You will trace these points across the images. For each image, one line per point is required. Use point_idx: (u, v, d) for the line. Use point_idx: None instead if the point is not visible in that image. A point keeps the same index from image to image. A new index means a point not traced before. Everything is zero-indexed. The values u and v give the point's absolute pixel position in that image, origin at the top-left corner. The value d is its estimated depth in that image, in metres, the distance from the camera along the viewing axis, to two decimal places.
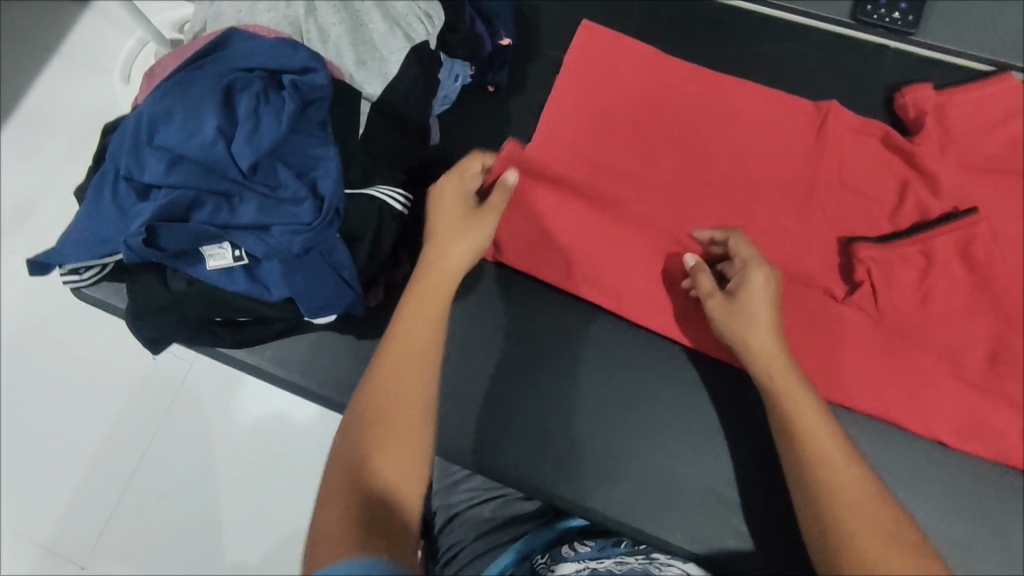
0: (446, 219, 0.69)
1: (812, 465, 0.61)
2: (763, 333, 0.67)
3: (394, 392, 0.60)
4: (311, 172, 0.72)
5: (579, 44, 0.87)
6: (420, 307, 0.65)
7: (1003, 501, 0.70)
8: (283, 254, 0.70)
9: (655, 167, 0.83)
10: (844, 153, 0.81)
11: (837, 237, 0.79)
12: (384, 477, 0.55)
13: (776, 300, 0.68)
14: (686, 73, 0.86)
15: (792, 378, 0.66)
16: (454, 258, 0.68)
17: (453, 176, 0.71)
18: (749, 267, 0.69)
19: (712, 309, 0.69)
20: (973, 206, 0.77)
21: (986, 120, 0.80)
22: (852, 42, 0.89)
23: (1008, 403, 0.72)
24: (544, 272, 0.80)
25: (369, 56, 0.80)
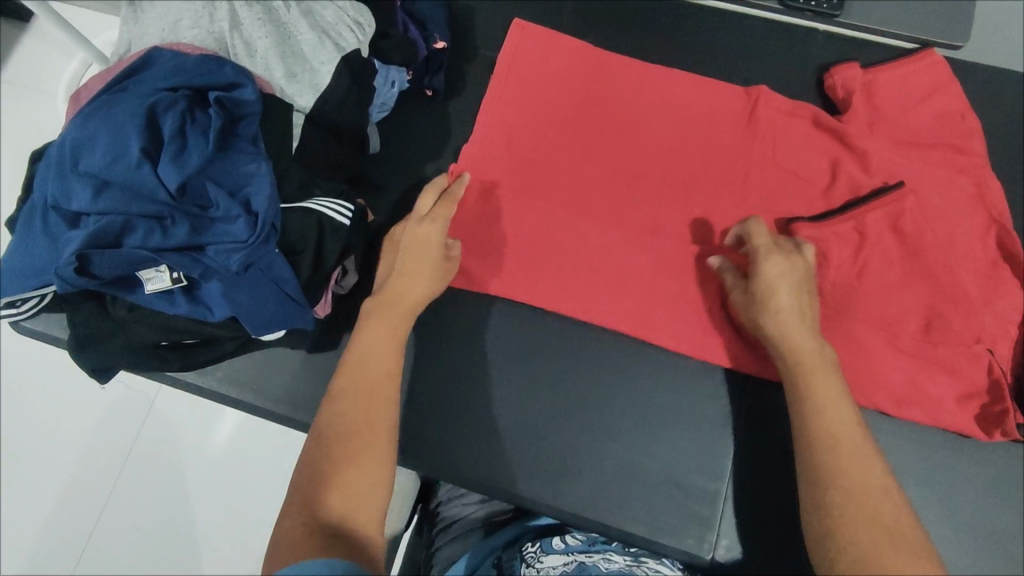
0: (415, 262, 0.71)
1: (813, 460, 0.61)
2: (768, 316, 0.68)
3: (356, 423, 0.59)
4: (244, 189, 0.71)
5: (513, 43, 0.88)
6: (380, 340, 0.66)
7: (935, 464, 0.75)
8: (223, 273, 0.70)
9: (595, 161, 0.83)
10: (777, 137, 0.83)
11: (776, 219, 0.80)
12: (352, 495, 0.55)
13: (790, 276, 0.69)
14: (622, 66, 0.87)
15: (820, 370, 0.65)
16: (416, 295, 0.70)
17: (425, 221, 0.72)
18: (762, 256, 0.70)
19: (735, 303, 0.73)
20: (900, 180, 0.79)
21: (907, 97, 0.82)
22: (782, 27, 0.90)
23: (944, 370, 0.74)
24: (490, 272, 0.80)
25: (299, 67, 0.79)
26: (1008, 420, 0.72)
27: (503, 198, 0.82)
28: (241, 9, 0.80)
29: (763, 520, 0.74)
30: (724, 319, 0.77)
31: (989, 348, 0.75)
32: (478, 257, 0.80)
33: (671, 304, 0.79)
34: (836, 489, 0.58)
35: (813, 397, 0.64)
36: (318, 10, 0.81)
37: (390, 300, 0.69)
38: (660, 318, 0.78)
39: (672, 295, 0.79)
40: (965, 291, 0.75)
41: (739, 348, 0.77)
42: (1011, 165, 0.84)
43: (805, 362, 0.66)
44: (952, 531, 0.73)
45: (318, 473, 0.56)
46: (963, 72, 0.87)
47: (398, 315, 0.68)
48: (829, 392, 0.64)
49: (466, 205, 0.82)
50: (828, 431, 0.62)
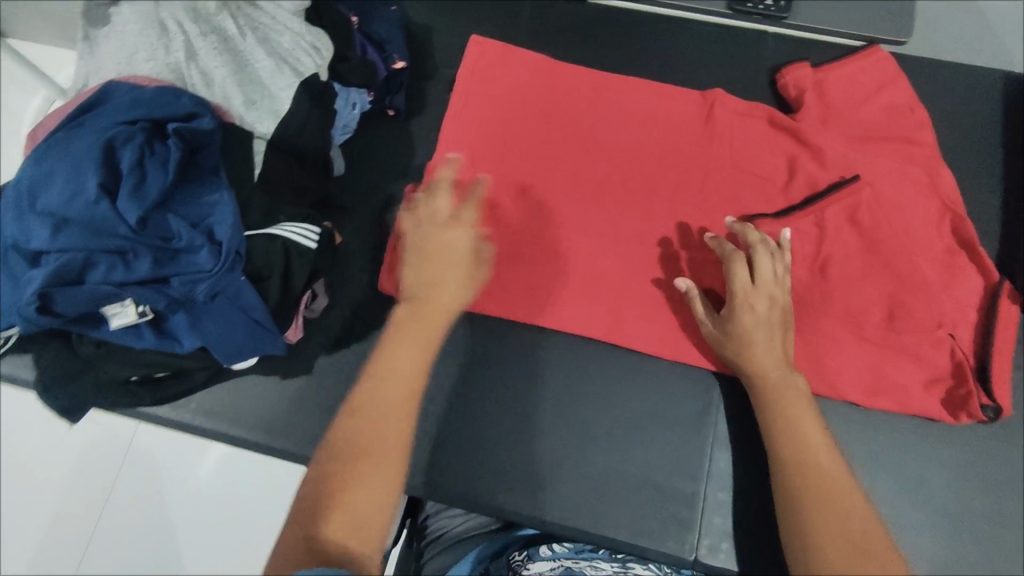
0: (443, 268, 0.65)
1: (794, 486, 0.64)
2: (742, 355, 0.71)
3: (370, 444, 0.59)
4: (207, 219, 0.70)
5: (471, 59, 0.89)
6: (403, 357, 0.63)
7: (905, 449, 0.76)
8: (188, 303, 0.70)
9: (559, 170, 0.84)
10: (735, 138, 0.85)
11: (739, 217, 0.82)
12: (349, 514, 0.55)
13: (766, 315, 0.71)
14: (580, 76, 0.88)
15: (792, 399, 0.69)
16: (449, 298, 0.65)
17: (454, 219, 0.67)
18: (739, 301, 0.71)
19: (705, 335, 0.74)
20: (855, 175, 0.81)
21: (857, 93, 0.85)
22: (733, 31, 0.93)
23: (909, 356, 0.76)
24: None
25: (258, 94, 0.79)
26: (971, 402, 0.74)
27: None
28: (195, 38, 0.79)
29: (744, 519, 0.74)
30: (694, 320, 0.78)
31: (950, 333, 0.76)
32: None
33: (641, 308, 0.79)
34: (813, 516, 0.61)
35: (785, 424, 0.68)
36: (275, 37, 0.81)
37: (423, 307, 0.65)
38: (632, 323, 0.79)
39: (641, 299, 0.79)
40: (924, 278, 0.77)
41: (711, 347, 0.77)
42: (960, 153, 0.87)
43: (777, 397, 0.69)
44: (928, 515, 0.74)
45: (320, 490, 0.57)
46: (909, 65, 0.90)
47: (424, 329, 0.64)
48: (802, 418, 0.68)
49: None
50: (798, 450, 0.66)
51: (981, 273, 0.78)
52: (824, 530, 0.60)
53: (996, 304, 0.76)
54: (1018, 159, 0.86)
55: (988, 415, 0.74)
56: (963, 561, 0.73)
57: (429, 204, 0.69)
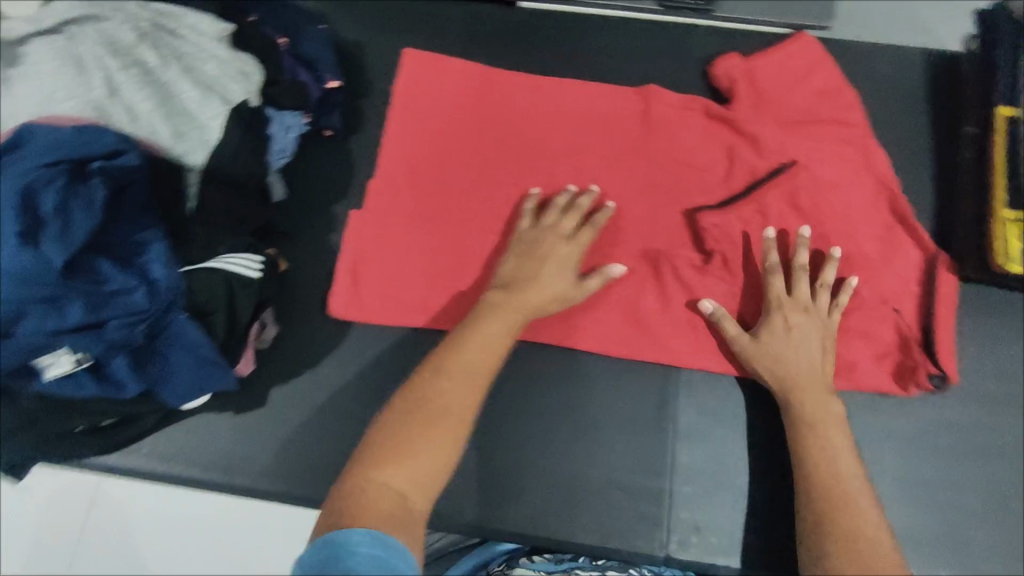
0: (549, 275, 0.74)
1: (810, 490, 0.66)
2: (774, 371, 0.72)
3: (445, 408, 0.64)
4: (139, 259, 0.68)
5: (407, 73, 0.88)
6: (491, 342, 0.70)
7: (860, 425, 0.78)
8: (127, 346, 0.67)
9: (502, 177, 0.84)
10: (672, 131, 0.85)
11: (683, 210, 0.82)
12: (414, 461, 0.59)
13: (803, 337, 0.72)
14: (514, 82, 0.88)
15: (826, 420, 0.69)
16: (543, 300, 0.73)
17: (568, 241, 0.76)
18: (776, 316, 0.73)
19: (738, 352, 0.74)
20: (790, 159, 0.82)
21: (788, 78, 0.86)
22: (663, 25, 0.94)
23: (856, 334, 0.78)
24: (412, 300, 0.81)
25: (186, 125, 0.76)
26: (918, 372, 0.76)
27: (415, 231, 0.82)
28: (116, 73, 0.75)
29: (713, 510, 0.75)
30: (646, 316, 0.79)
31: (894, 307, 0.79)
32: (401, 294, 0.81)
33: (594, 309, 0.79)
34: (829, 522, 0.63)
35: (818, 442, 0.68)
36: (199, 65, 0.79)
37: (518, 304, 0.72)
38: (587, 324, 0.78)
39: (593, 303, 0.79)
40: (865, 255, 0.80)
41: (665, 342, 0.78)
42: (889, 128, 0.89)
43: (811, 419, 0.70)
44: (888, 488, 0.77)
45: (393, 436, 0.60)
46: (833, 47, 0.92)
47: (506, 323, 0.71)
48: (833, 434, 0.69)
49: (379, 242, 0.82)
50: (827, 478, 0.66)
51: (918, 245, 0.81)
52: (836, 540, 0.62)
53: (936, 274, 0.79)
54: (943, 130, 0.89)
55: (935, 384, 0.77)
56: (922, 527, 0.76)
57: (551, 220, 0.78)
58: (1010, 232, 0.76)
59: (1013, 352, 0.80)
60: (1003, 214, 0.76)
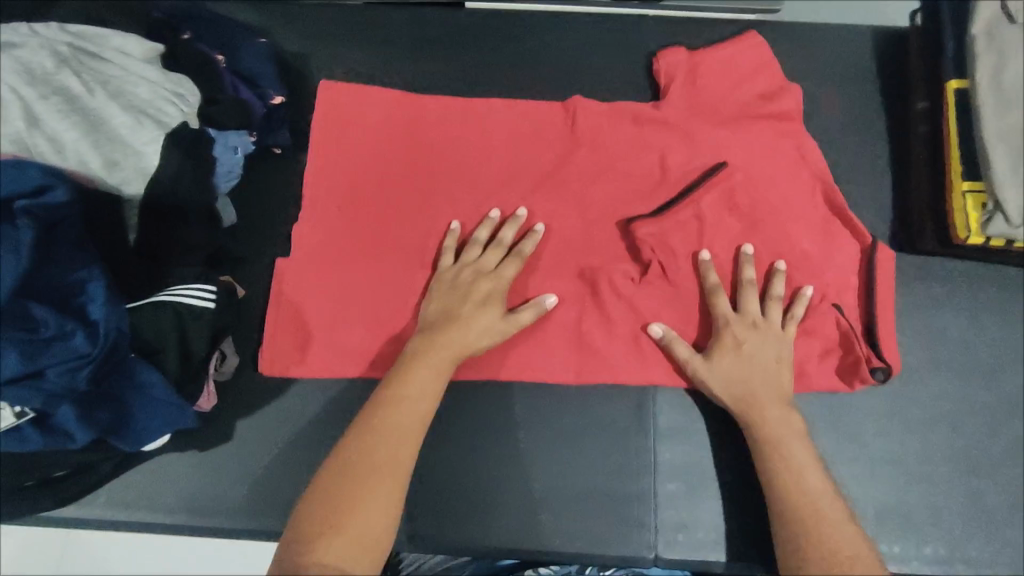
0: (474, 312, 0.73)
1: (783, 512, 0.65)
2: (728, 392, 0.72)
3: (373, 467, 0.61)
4: (76, 300, 0.64)
5: (323, 101, 0.85)
6: (418, 389, 0.68)
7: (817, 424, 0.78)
8: (69, 394, 0.62)
9: (435, 204, 0.81)
10: (628, 124, 0.84)
11: (616, 221, 0.81)
12: (346, 534, 0.57)
13: (754, 352, 0.72)
14: (441, 103, 0.85)
15: (788, 441, 0.69)
16: (471, 340, 0.72)
17: (492, 275, 0.75)
18: (724, 335, 0.73)
19: (692, 374, 0.73)
20: (722, 160, 0.82)
21: (741, 63, 0.85)
22: (612, 18, 0.94)
23: (800, 332, 0.77)
24: (350, 345, 0.78)
25: (121, 153, 0.72)
26: (860, 369, 0.76)
27: (348, 265, 0.79)
28: (34, 101, 0.68)
29: (699, 506, 0.75)
30: (587, 334, 0.77)
31: (834, 302, 0.78)
32: (348, 327, 0.78)
33: (556, 314, 0.78)
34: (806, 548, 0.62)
35: (783, 466, 0.68)
36: (129, 89, 0.74)
37: (444, 347, 0.71)
38: (530, 355, 0.77)
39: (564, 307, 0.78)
40: (803, 253, 0.79)
41: (613, 359, 0.77)
42: (842, 107, 0.89)
43: (773, 438, 0.69)
44: (871, 468, 0.77)
45: (319, 508, 0.58)
46: (783, 29, 0.92)
47: (433, 368, 0.69)
48: (795, 451, 0.68)
49: (319, 276, 0.79)
50: (799, 503, 0.65)
51: (855, 237, 0.80)
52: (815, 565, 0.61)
53: (873, 263, 0.78)
54: (896, 106, 0.90)
55: (878, 378, 0.76)
56: (899, 505, 0.76)
57: (472, 256, 0.77)
58: (968, 204, 0.75)
59: (974, 323, 0.81)
60: (960, 184, 0.76)
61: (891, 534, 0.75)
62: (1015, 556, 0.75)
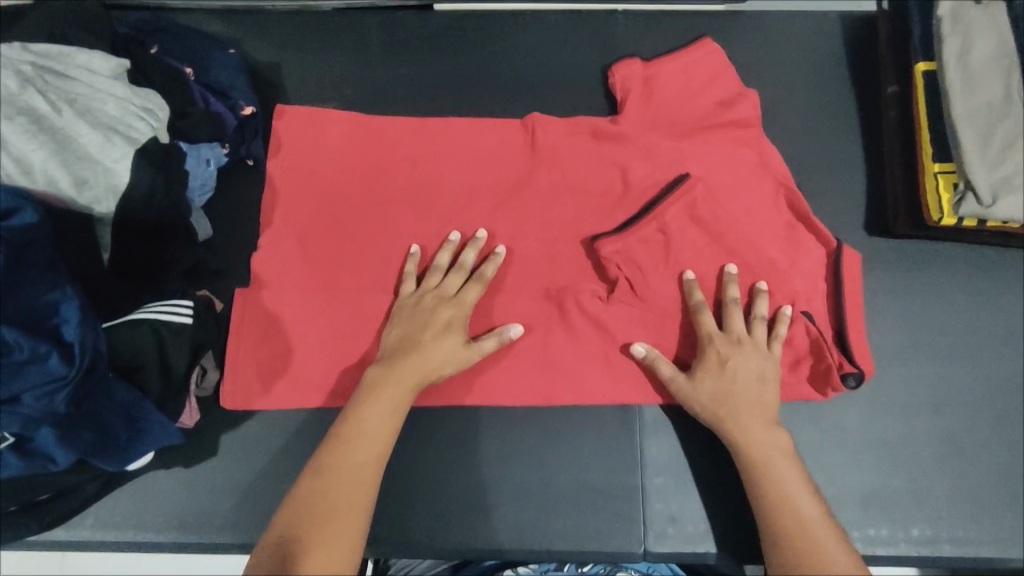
0: (435, 339, 0.72)
1: (773, 533, 0.65)
2: (711, 410, 0.71)
3: (331, 506, 0.62)
4: (49, 322, 0.63)
5: (278, 133, 0.86)
6: (377, 423, 0.68)
7: (791, 428, 0.78)
8: (48, 417, 0.61)
9: (400, 227, 0.82)
10: (601, 122, 0.85)
11: (581, 240, 0.81)
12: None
13: (736, 373, 0.72)
14: (397, 128, 0.86)
15: (765, 455, 0.69)
16: (436, 367, 0.72)
17: (453, 301, 0.75)
18: (707, 353, 0.73)
19: (676, 393, 0.73)
20: (684, 172, 0.82)
21: (705, 60, 0.87)
22: (583, 14, 0.94)
23: None
24: (312, 376, 0.77)
25: (89, 170, 0.70)
26: (831, 376, 0.75)
27: (317, 293, 0.79)
28: None
29: (687, 498, 0.76)
30: (554, 353, 0.78)
31: (804, 310, 0.78)
32: (318, 354, 0.78)
33: (534, 318, 0.78)
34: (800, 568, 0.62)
35: (772, 482, 0.68)
36: (98, 106, 0.73)
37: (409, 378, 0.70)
38: (500, 376, 0.77)
39: (543, 308, 0.79)
40: (770, 262, 0.79)
41: (581, 376, 0.77)
42: (814, 94, 0.90)
43: (757, 459, 0.69)
44: (855, 453, 0.78)
45: (278, 551, 0.59)
46: (751, 21, 0.93)
47: (392, 399, 0.69)
48: (782, 470, 0.68)
49: (291, 304, 0.79)
50: (785, 518, 0.65)
51: (821, 242, 0.80)
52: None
53: (839, 266, 0.79)
54: (866, 91, 0.90)
55: (850, 385, 0.74)
56: (882, 488, 0.77)
57: (433, 282, 0.77)
58: (939, 184, 0.76)
59: (949, 302, 0.82)
60: (931, 166, 0.77)
61: (876, 517, 0.76)
62: (998, 535, 0.76)
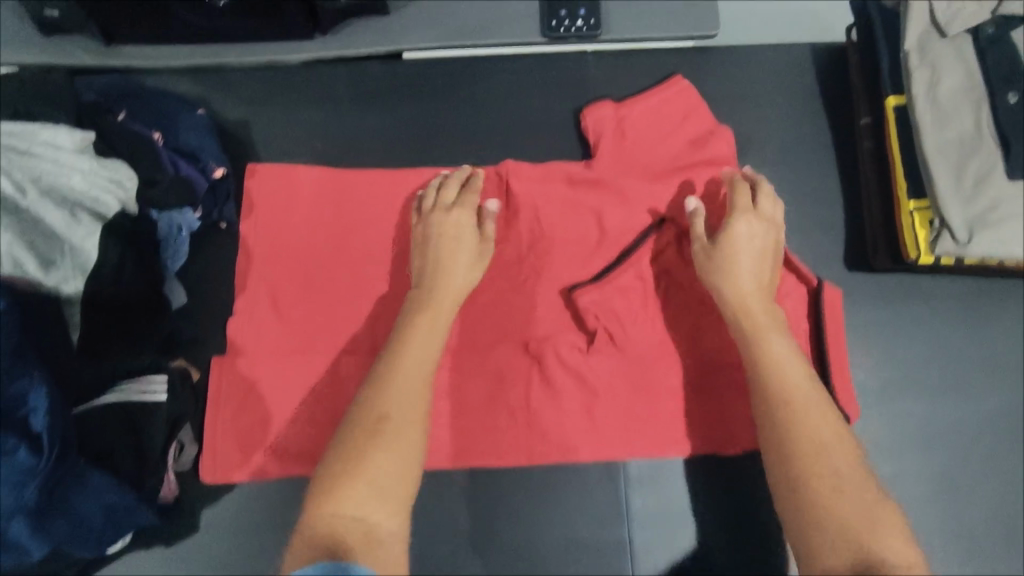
0: (457, 241, 0.76)
1: (766, 394, 0.64)
2: (732, 272, 0.72)
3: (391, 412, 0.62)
4: (15, 412, 0.61)
5: (251, 193, 0.85)
6: (424, 339, 0.69)
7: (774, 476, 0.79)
8: (20, 509, 0.60)
9: (377, 286, 0.82)
10: (574, 171, 0.85)
11: (560, 290, 0.81)
12: (377, 478, 0.58)
13: (757, 239, 0.74)
14: (367, 183, 0.85)
15: (765, 323, 0.69)
16: (458, 280, 0.75)
17: (464, 207, 0.78)
18: (738, 219, 0.74)
19: (698, 253, 0.75)
20: (660, 217, 0.82)
21: (677, 100, 0.87)
22: (553, 56, 0.93)
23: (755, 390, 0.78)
24: (293, 446, 0.77)
25: (57, 250, 0.72)
26: None
27: (295, 360, 0.79)
28: None
29: (673, 551, 0.76)
30: (535, 410, 0.77)
31: None
32: (298, 423, 0.77)
33: (515, 373, 0.78)
34: (795, 458, 0.58)
35: (766, 348, 0.66)
36: (63, 180, 0.73)
37: (437, 292, 0.73)
38: (483, 437, 0.77)
39: (523, 363, 0.79)
40: None
41: (562, 432, 0.77)
42: (784, 130, 0.90)
43: (753, 332, 0.68)
44: None
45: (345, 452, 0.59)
46: (720, 57, 0.93)
47: (438, 305, 0.72)
48: (776, 341, 0.67)
49: (269, 372, 0.79)
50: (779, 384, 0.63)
51: (801, 279, 0.79)
52: (793, 450, 0.59)
53: (820, 307, 0.78)
54: (838, 124, 0.90)
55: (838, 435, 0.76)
56: None
57: (444, 193, 0.79)
58: (916, 220, 0.76)
59: (931, 335, 0.81)
60: (907, 202, 0.77)
61: None
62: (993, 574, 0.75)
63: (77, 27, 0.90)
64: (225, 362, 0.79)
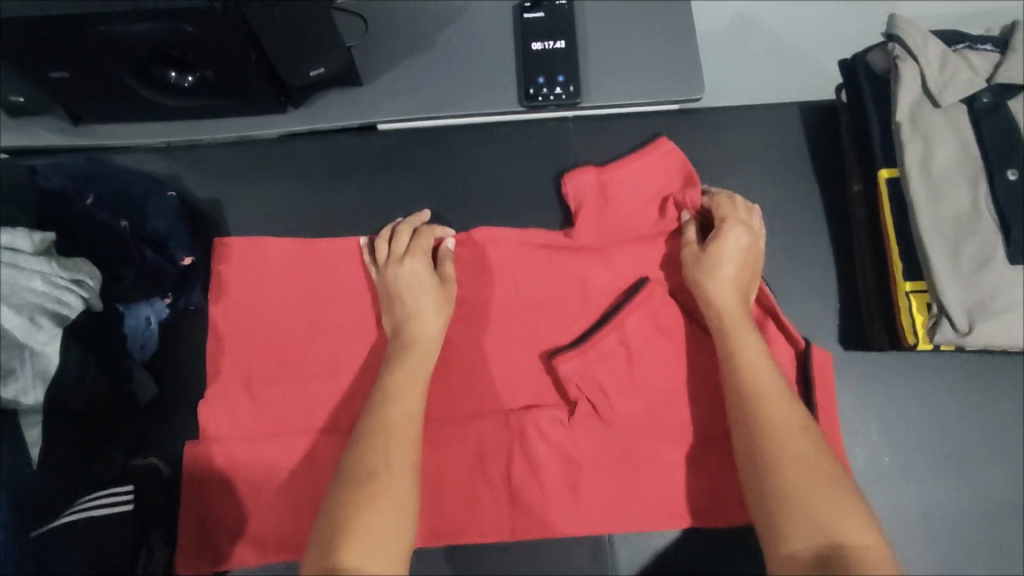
0: (420, 288, 0.76)
1: (745, 388, 0.67)
2: (717, 282, 0.74)
3: (391, 422, 0.66)
4: None
5: (219, 275, 0.82)
6: (417, 351, 0.72)
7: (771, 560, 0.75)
8: None
9: (352, 373, 0.79)
10: (554, 248, 0.82)
11: (540, 353, 0.79)
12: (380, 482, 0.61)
13: (736, 252, 0.76)
14: (341, 253, 0.82)
15: (746, 324, 0.72)
16: (431, 328, 0.75)
17: (419, 255, 0.78)
18: (726, 229, 0.77)
19: (684, 263, 0.78)
20: (643, 276, 0.80)
21: (661, 169, 0.84)
22: (532, 123, 0.90)
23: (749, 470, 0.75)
24: (268, 545, 0.74)
25: (15, 358, 0.68)
26: None
27: (268, 454, 0.76)
28: None
29: None
30: (518, 488, 0.75)
31: None
32: (274, 520, 0.75)
33: (497, 463, 0.75)
34: (769, 447, 0.62)
35: (742, 346, 0.70)
36: (20, 283, 0.69)
37: (413, 338, 0.73)
38: (464, 513, 0.74)
39: (503, 453, 0.76)
40: None
41: (547, 522, 0.74)
42: (773, 196, 0.87)
43: (734, 333, 0.71)
44: None
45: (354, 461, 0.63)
46: (705, 120, 0.89)
47: (425, 326, 0.75)
48: (751, 338, 0.71)
49: (242, 467, 0.76)
50: (753, 378, 0.67)
51: (789, 341, 0.77)
52: (769, 442, 0.62)
53: (808, 371, 0.76)
54: (828, 187, 0.87)
55: None
56: None
57: (402, 241, 0.79)
58: (912, 306, 0.72)
59: (925, 404, 0.80)
60: (903, 284, 0.73)
61: None
62: None
63: (42, 109, 0.87)
64: (194, 457, 0.76)
